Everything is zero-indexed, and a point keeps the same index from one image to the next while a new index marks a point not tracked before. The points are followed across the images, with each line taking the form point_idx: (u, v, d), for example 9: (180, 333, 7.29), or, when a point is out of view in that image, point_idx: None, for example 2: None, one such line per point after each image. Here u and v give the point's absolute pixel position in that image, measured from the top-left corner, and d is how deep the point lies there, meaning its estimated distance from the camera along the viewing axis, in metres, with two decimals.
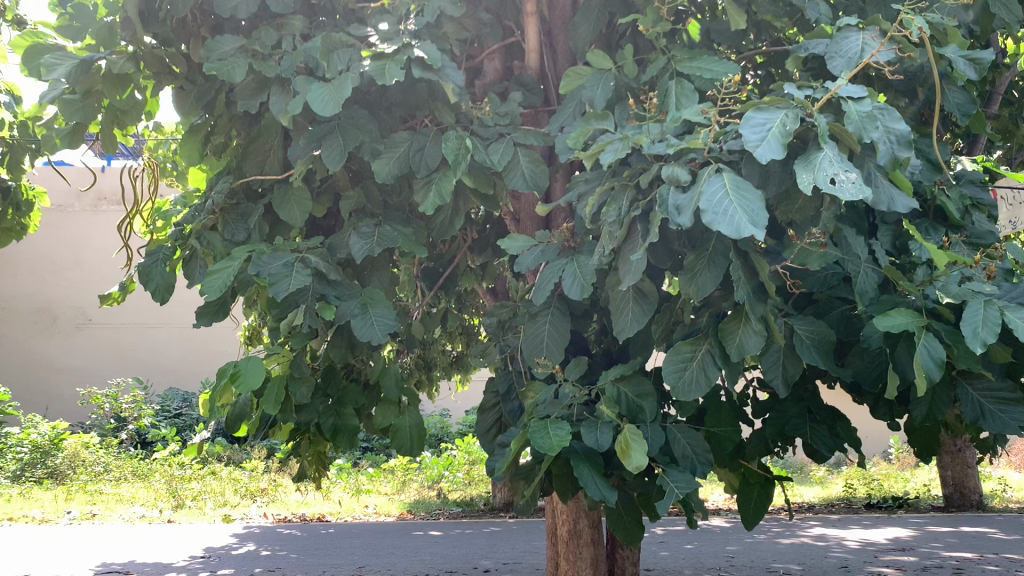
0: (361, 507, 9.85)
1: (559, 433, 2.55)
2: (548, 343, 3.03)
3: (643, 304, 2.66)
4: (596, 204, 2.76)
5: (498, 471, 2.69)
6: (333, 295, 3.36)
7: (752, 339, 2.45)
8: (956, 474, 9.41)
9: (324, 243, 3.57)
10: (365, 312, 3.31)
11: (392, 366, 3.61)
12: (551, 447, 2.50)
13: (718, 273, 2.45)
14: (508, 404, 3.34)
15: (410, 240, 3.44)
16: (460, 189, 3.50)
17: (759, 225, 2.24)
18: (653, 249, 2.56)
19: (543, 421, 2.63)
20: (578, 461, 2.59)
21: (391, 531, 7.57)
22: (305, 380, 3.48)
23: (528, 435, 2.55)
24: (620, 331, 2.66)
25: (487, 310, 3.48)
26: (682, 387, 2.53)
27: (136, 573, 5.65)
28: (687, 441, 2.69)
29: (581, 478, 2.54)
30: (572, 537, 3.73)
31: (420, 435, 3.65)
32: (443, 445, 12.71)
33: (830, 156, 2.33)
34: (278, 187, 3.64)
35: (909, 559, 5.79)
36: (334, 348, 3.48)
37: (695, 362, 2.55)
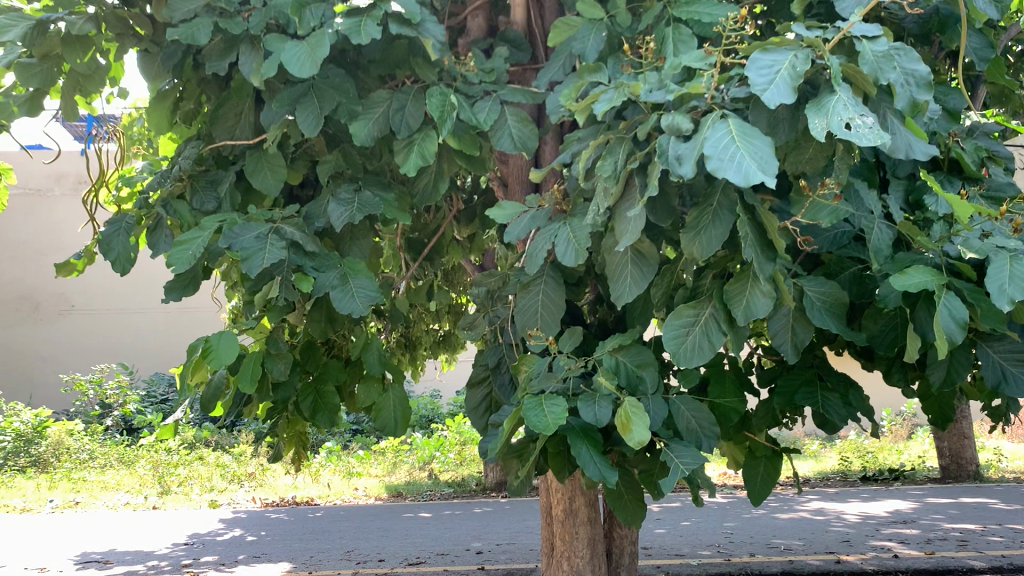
0: (351, 489, 9.68)
1: (556, 410, 2.36)
2: (543, 313, 2.84)
3: (644, 265, 2.47)
4: (590, 159, 2.57)
5: (492, 453, 2.50)
6: (311, 266, 3.16)
7: (761, 301, 2.27)
8: (952, 445, 9.32)
9: (300, 212, 3.36)
10: (344, 283, 3.11)
11: (375, 341, 3.44)
12: (549, 427, 2.32)
13: (724, 229, 2.28)
14: (499, 377, 3.15)
15: (392, 206, 3.23)
16: (444, 151, 3.29)
17: (768, 173, 2.06)
18: (653, 205, 2.36)
19: (538, 398, 2.44)
20: (577, 439, 2.41)
21: (381, 514, 7.40)
22: (282, 356, 3.27)
23: (523, 413, 2.36)
24: (619, 297, 2.47)
25: (475, 279, 3.26)
26: (683, 355, 2.32)
27: (116, 562, 5.46)
28: (690, 412, 2.51)
29: (582, 458, 2.36)
30: (568, 516, 3.55)
31: (403, 415, 3.46)
32: (434, 426, 12.54)
33: (844, 101, 2.13)
34: (250, 153, 3.43)
35: (911, 532, 5.67)
36: (312, 323, 3.27)
37: (696, 328, 2.36)
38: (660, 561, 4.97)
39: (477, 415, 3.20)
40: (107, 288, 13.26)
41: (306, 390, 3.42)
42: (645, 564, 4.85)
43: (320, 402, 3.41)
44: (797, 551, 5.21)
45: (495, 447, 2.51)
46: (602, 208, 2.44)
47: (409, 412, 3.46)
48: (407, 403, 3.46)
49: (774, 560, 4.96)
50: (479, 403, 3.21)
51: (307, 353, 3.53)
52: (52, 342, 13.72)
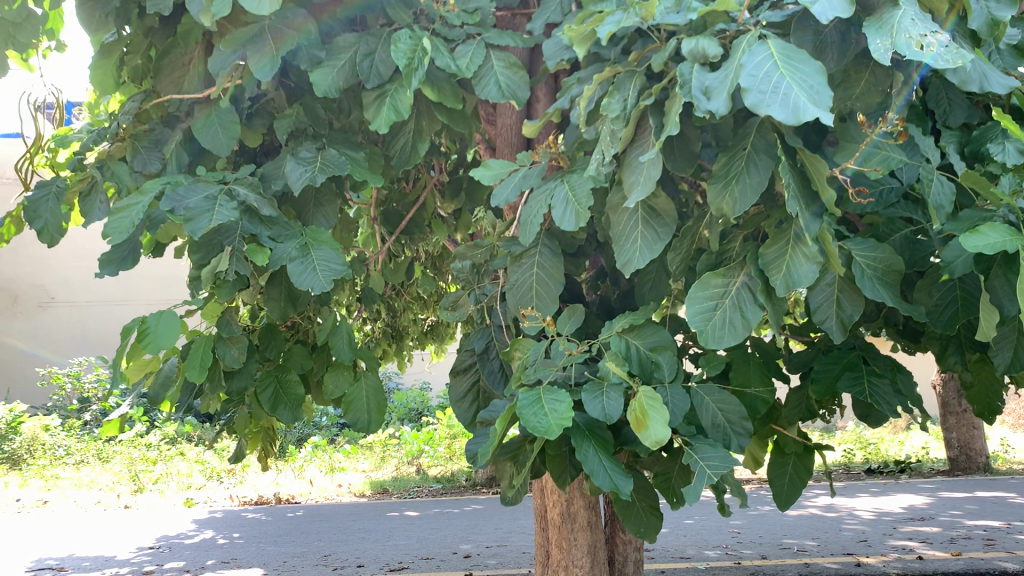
0: (335, 486, 9.26)
1: (559, 408, 1.96)
2: (539, 290, 2.40)
3: (660, 226, 2.04)
4: (592, 101, 2.14)
5: (481, 460, 2.09)
6: (267, 236, 2.78)
7: (804, 268, 1.86)
8: (961, 436, 8.94)
9: (256, 174, 2.96)
10: (304, 253, 2.72)
11: (344, 323, 3.05)
12: (553, 430, 1.92)
13: (761, 177, 1.87)
14: (486, 364, 2.68)
15: (361, 167, 2.80)
16: (422, 105, 2.85)
17: (822, 107, 1.67)
18: (670, 149, 1.95)
19: (536, 391, 2.03)
20: (584, 441, 2.02)
21: (364, 514, 6.98)
22: (236, 340, 2.89)
23: (518, 413, 1.95)
24: (626, 265, 2.03)
25: (457, 251, 2.79)
26: (711, 335, 1.92)
27: (73, 570, 5.03)
28: (716, 405, 2.10)
29: (592, 466, 1.98)
30: (565, 521, 3.14)
31: (377, 408, 3.04)
32: (423, 419, 12.11)
33: (910, 17, 1.72)
34: (199, 108, 3.00)
35: (931, 530, 5.28)
36: (270, 301, 2.87)
37: (726, 301, 1.95)
38: (665, 565, 4.56)
39: (462, 406, 2.79)
40: (84, 278, 12.80)
41: (268, 379, 3.04)
42: (648, 568, 4.44)
43: (282, 393, 3.02)
44: (812, 552, 4.80)
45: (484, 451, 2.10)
46: (609, 155, 2.01)
47: (383, 405, 3.05)
48: (382, 394, 3.05)
49: (788, 562, 4.56)
50: (465, 393, 2.79)
51: (268, 338, 3.12)
52: (29, 334, 13.27)
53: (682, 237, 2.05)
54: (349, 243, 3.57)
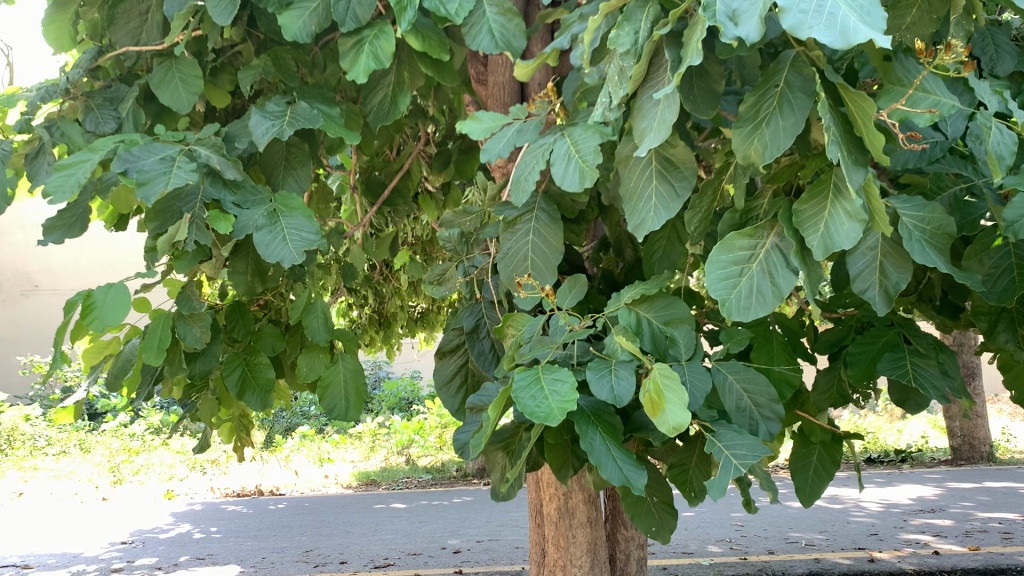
0: (321, 477, 8.98)
1: (561, 389, 1.69)
2: (535, 259, 2.12)
3: (677, 181, 1.75)
4: (599, 37, 1.85)
5: (470, 450, 1.82)
6: (231, 201, 2.49)
7: (846, 226, 1.57)
8: (965, 425, 8.72)
9: (220, 134, 2.67)
10: (273, 222, 2.42)
11: (320, 300, 2.77)
12: (555, 414, 1.65)
13: (798, 120, 1.56)
14: (475, 344, 2.40)
15: (337, 126, 2.51)
16: (404, 54, 2.58)
17: (876, 28, 1.37)
18: (689, 88, 1.66)
19: (533, 370, 1.76)
20: (590, 428, 1.76)
21: (351, 507, 6.70)
22: (198, 319, 2.61)
23: (514, 395, 1.68)
24: (636, 229, 1.76)
25: (443, 218, 2.50)
26: (736, 306, 1.63)
27: (38, 567, 4.74)
28: (741, 386, 1.83)
29: (601, 456, 1.72)
30: (563, 516, 2.87)
31: (355, 393, 2.76)
32: (413, 407, 11.83)
33: None
34: (157, 61, 2.71)
35: (944, 523, 5.04)
36: (235, 275, 2.59)
37: (752, 266, 1.65)
38: (666, 561, 4.30)
39: (451, 391, 2.52)
40: (64, 264, 12.46)
41: (236, 361, 2.75)
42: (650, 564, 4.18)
43: (251, 376, 2.75)
44: (821, 547, 4.55)
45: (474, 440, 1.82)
46: (618, 98, 1.75)
47: (362, 390, 2.76)
48: (362, 379, 2.77)
49: (798, 558, 4.31)
50: (452, 376, 2.51)
51: (236, 317, 2.85)
52: (9, 321, 12.93)
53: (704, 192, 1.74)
54: (327, 215, 3.28)
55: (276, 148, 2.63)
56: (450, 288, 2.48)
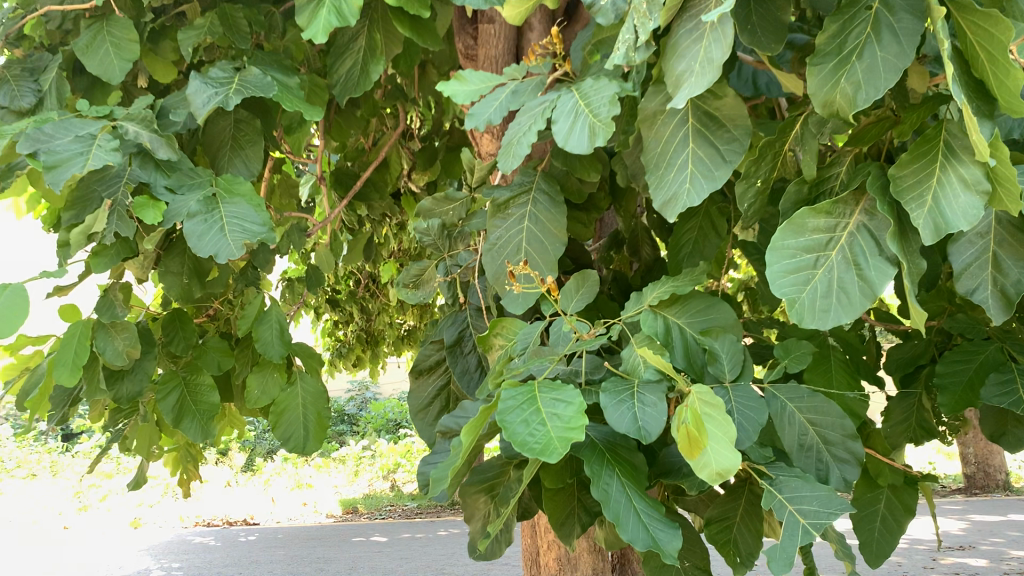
0: (300, 505, 8.49)
1: (565, 413, 1.25)
2: (534, 249, 1.72)
3: (724, 145, 1.30)
4: None
5: (432, 485, 1.37)
6: (163, 185, 2.09)
7: (965, 200, 1.12)
8: (979, 452, 8.30)
9: (154, 107, 2.23)
10: (208, 208, 2.00)
11: (275, 308, 2.34)
12: (555, 447, 1.20)
13: (901, 51, 1.12)
14: (458, 361, 1.97)
15: (293, 97, 2.06)
16: (379, 14, 2.15)
17: None
18: (745, 15, 1.25)
19: (529, 386, 1.32)
20: (604, 468, 1.28)
21: (327, 542, 6.22)
22: (122, 329, 2.20)
23: (499, 421, 1.24)
24: (665, 206, 1.31)
25: (419, 206, 2.04)
26: (809, 308, 1.17)
27: None
28: (805, 416, 1.37)
29: (620, 509, 1.25)
30: (563, 566, 2.41)
31: (316, 419, 2.33)
32: (399, 429, 11.37)
33: None
34: (86, 24, 2.28)
35: (976, 563, 4.60)
36: (167, 275, 2.17)
37: (832, 253, 1.19)
38: None
39: (425, 415, 2.06)
40: None
41: (173, 382, 2.30)
42: None
43: (190, 401, 2.29)
44: None
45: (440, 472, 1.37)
46: (647, 32, 1.30)
47: (322, 415, 2.34)
48: (324, 402, 2.35)
49: None
50: (427, 398, 2.07)
51: (172, 329, 2.39)
52: None
53: (761, 155, 1.30)
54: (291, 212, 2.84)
55: (222, 124, 2.21)
56: (428, 292, 2.05)
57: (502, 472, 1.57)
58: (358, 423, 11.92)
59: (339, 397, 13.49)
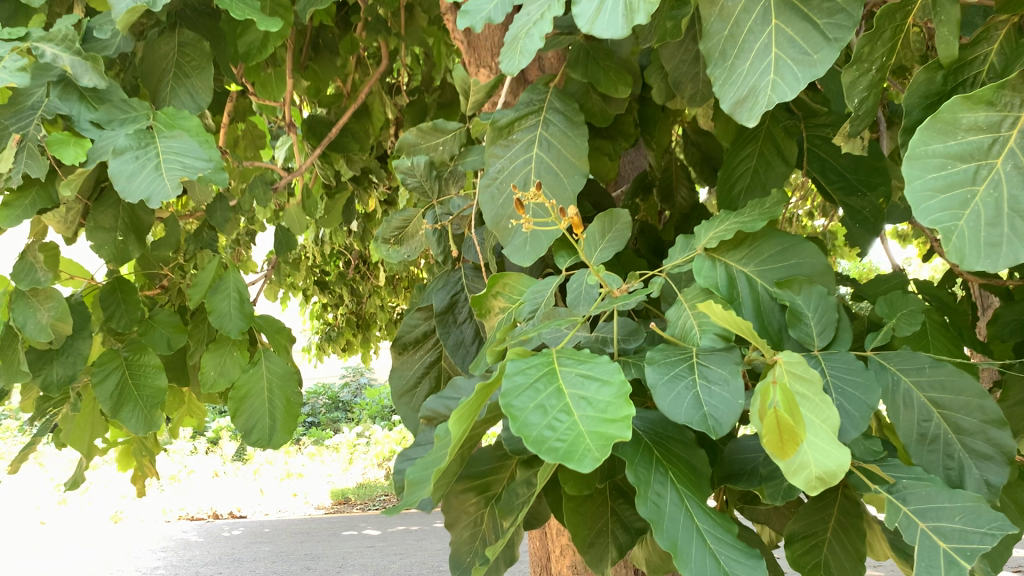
0: (290, 497, 8.13)
1: (599, 399, 0.87)
2: (547, 176, 1.37)
3: (824, 19, 0.96)
4: None
5: (409, 491, 0.98)
6: (88, 119, 1.67)
7: None
8: None
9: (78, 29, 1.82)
10: (142, 143, 1.59)
11: (233, 273, 1.94)
12: (587, 445, 0.82)
13: None
14: (454, 332, 1.62)
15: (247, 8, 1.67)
16: None
17: None
18: None
19: (548, 360, 0.94)
20: (654, 471, 0.89)
21: (317, 537, 5.87)
22: (46, 296, 1.76)
23: (504, 408, 0.86)
24: (738, 106, 0.98)
25: (403, 138, 1.65)
26: (972, 241, 0.79)
27: None
28: (926, 396, 0.99)
29: (677, 532, 0.86)
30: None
31: (284, 404, 1.91)
32: (395, 416, 11.00)
33: None
34: None
35: None
36: (96, 231, 1.74)
37: (1000, 161, 0.81)
38: None
39: (410, 399, 1.70)
40: None
41: (112, 363, 1.89)
42: None
43: (132, 385, 1.88)
44: None
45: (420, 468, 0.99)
46: None
47: (292, 400, 1.92)
48: (294, 384, 1.93)
49: None
50: (412, 380, 1.70)
51: (112, 303, 1.97)
52: None
53: (878, 30, 0.92)
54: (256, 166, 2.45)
55: (164, 49, 1.83)
56: (414, 249, 1.71)
57: (499, 466, 1.19)
58: (352, 410, 11.54)
59: (333, 384, 13.09)
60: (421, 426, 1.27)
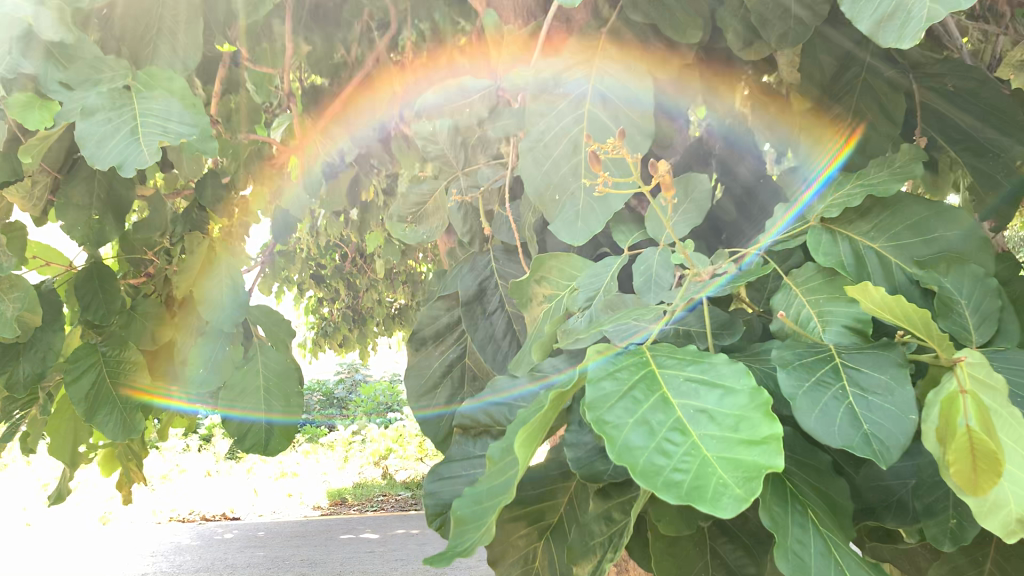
0: (284, 497, 7.91)
1: (724, 413, 0.64)
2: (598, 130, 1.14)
3: None
4: None
5: (455, 531, 0.75)
6: (57, 80, 1.42)
7: None
8: None
9: None
10: (117, 103, 1.36)
11: (226, 261, 1.72)
12: (720, 478, 0.59)
13: None
14: (484, 325, 1.39)
15: None
16: None
17: None
18: None
19: (643, 363, 0.72)
20: (792, 512, 0.67)
21: (314, 541, 5.63)
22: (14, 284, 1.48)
23: (595, 425, 0.65)
24: (882, 27, 0.76)
25: (423, 97, 1.41)
26: None
27: None
28: None
29: None
30: None
31: (283, 406, 1.68)
32: (391, 413, 10.74)
33: None
34: None
35: None
36: (66, 210, 1.48)
37: None
38: None
39: (429, 402, 1.46)
40: None
41: (89, 359, 1.64)
42: None
43: (110, 385, 1.64)
44: None
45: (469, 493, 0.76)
46: None
47: (292, 401, 1.69)
48: (295, 383, 1.70)
49: None
50: (432, 379, 1.47)
51: (89, 291, 1.70)
52: None
53: None
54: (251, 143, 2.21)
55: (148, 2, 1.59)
56: (432, 230, 1.49)
57: (555, 489, 0.99)
58: (348, 407, 11.29)
59: (327, 380, 12.86)
60: (455, 438, 1.04)
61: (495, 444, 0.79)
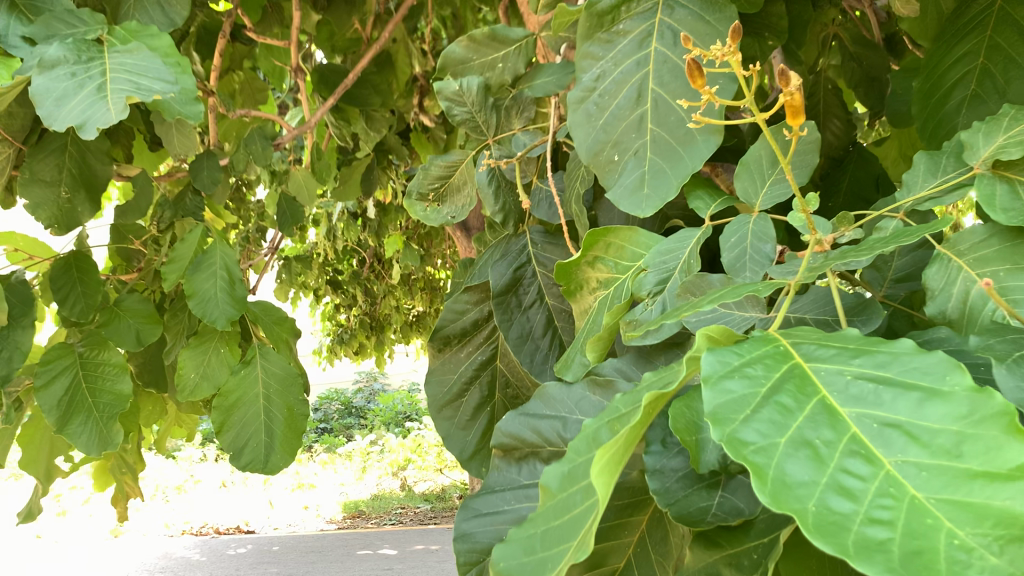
0: (301, 510, 7.71)
1: (930, 429, 0.41)
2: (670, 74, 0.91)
3: None
4: None
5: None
6: (20, 35, 1.20)
7: None
8: None
9: None
10: (82, 57, 1.14)
11: (219, 247, 1.49)
12: (955, 537, 0.35)
13: None
14: (523, 318, 1.17)
15: None
16: None
17: None
18: None
19: (782, 356, 0.48)
20: None
21: (330, 557, 5.41)
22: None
23: (729, 443, 0.42)
24: None
25: (450, 47, 1.19)
26: None
27: None
28: None
29: None
30: None
31: (285, 416, 1.45)
32: (409, 422, 10.51)
33: None
34: None
35: None
36: (33, 184, 1.28)
37: None
38: None
39: (453, 412, 1.24)
40: None
41: (63, 362, 1.44)
42: None
43: (87, 391, 1.43)
44: None
45: (519, 537, 0.56)
46: None
47: (295, 410, 1.46)
48: (298, 389, 1.48)
49: None
50: (457, 386, 1.25)
51: (67, 285, 1.52)
52: None
53: None
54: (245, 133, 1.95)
55: None
56: (459, 208, 1.26)
57: (619, 525, 0.75)
58: (366, 416, 11.07)
59: (345, 388, 12.67)
60: (492, 460, 0.81)
61: (551, 469, 0.53)
